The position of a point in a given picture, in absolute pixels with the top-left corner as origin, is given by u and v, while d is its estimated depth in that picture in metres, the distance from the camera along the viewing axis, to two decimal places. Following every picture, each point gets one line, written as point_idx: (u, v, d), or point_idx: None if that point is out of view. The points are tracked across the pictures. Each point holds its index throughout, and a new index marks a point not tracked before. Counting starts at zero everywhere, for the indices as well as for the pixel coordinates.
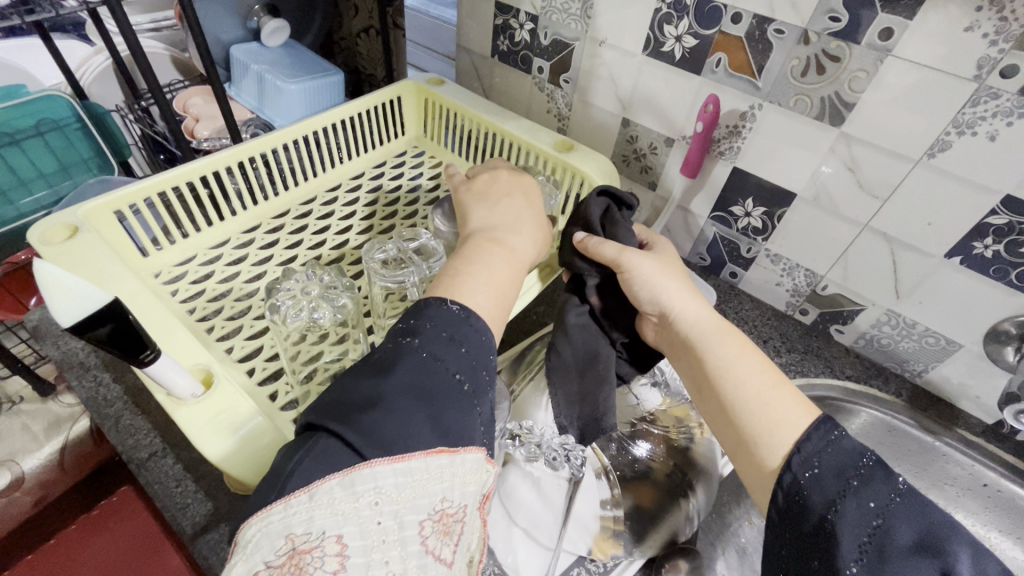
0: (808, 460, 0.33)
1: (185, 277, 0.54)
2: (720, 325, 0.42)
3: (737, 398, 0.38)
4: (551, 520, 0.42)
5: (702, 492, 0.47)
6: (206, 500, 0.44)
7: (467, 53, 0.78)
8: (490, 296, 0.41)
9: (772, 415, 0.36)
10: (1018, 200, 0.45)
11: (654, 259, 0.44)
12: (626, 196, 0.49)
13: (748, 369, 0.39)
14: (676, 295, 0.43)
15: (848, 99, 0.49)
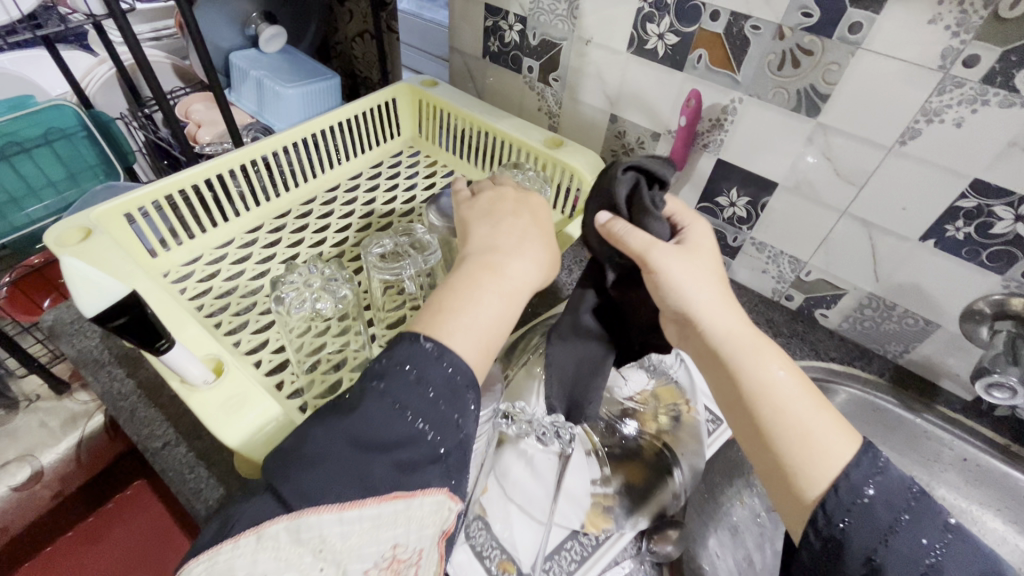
0: (857, 487, 0.34)
1: (193, 276, 0.56)
2: (757, 337, 0.40)
3: (775, 422, 0.37)
4: (544, 492, 0.45)
5: (688, 471, 0.49)
6: (218, 486, 0.46)
7: (460, 55, 0.80)
8: (477, 335, 0.39)
9: (814, 447, 0.36)
10: (985, 183, 0.47)
11: (684, 260, 0.41)
12: (662, 171, 0.43)
13: (787, 392, 0.38)
14: (710, 304, 0.40)
15: (823, 91, 0.52)
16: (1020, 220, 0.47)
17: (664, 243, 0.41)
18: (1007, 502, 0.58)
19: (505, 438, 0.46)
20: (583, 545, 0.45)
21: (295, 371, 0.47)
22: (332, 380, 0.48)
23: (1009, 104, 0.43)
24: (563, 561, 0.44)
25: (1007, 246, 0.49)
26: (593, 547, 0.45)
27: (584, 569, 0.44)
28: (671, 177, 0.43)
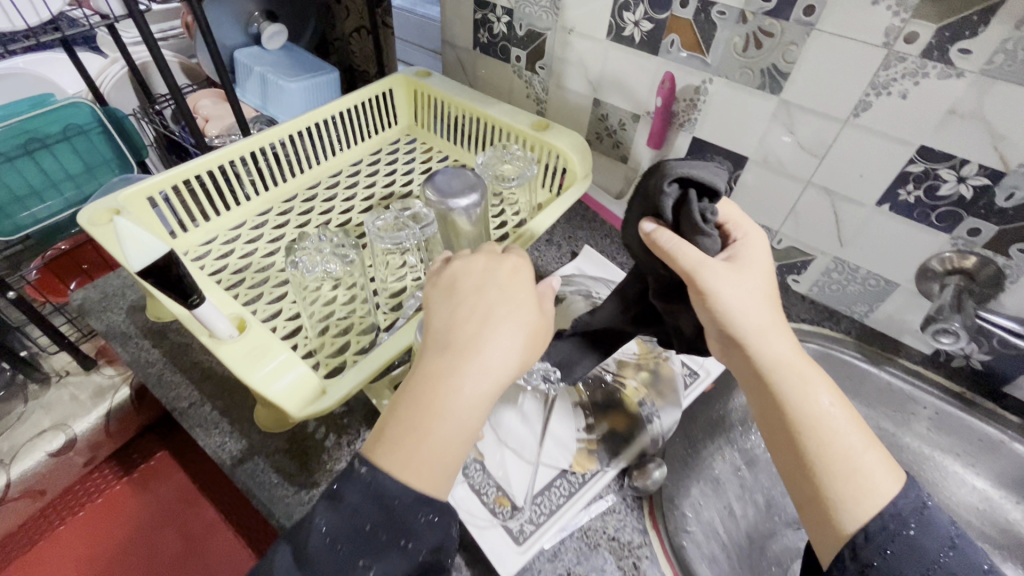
0: (903, 518, 0.34)
1: (210, 255, 0.61)
2: (806, 363, 0.40)
3: (820, 454, 0.36)
4: (532, 436, 0.51)
5: (666, 418, 0.54)
6: (241, 439, 0.52)
7: (452, 48, 0.85)
8: (427, 471, 0.33)
9: (862, 484, 0.35)
10: (930, 149, 0.52)
11: (738, 281, 0.40)
12: (710, 182, 0.40)
13: (835, 424, 0.37)
14: (761, 329, 0.39)
15: (784, 69, 0.56)
16: (962, 181, 0.52)
17: (713, 261, 0.39)
18: (965, 447, 0.63)
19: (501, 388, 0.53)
20: (572, 483, 0.49)
21: (308, 335, 0.53)
22: (340, 342, 0.53)
23: (946, 75, 0.48)
24: (553, 496, 0.48)
25: (952, 206, 0.54)
26: (580, 484, 0.49)
27: (572, 502, 0.48)
28: (724, 191, 0.40)
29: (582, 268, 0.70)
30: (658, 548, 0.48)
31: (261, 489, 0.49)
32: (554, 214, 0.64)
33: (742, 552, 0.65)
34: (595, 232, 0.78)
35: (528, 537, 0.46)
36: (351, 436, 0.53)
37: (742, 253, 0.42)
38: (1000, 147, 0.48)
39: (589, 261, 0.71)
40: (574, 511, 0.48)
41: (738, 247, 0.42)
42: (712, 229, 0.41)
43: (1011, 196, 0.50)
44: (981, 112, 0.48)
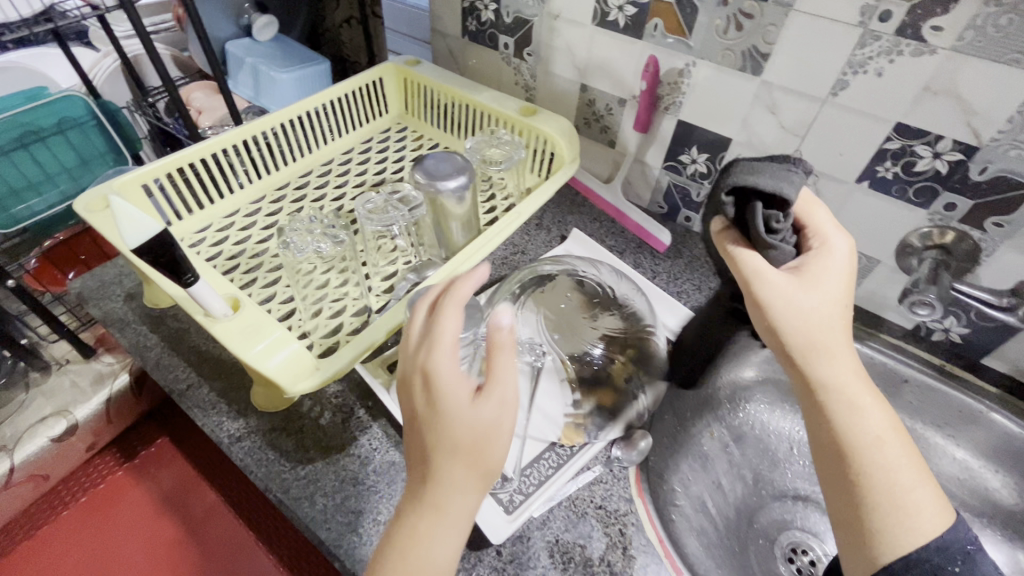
0: (952, 554, 0.34)
1: (205, 241, 0.63)
2: (865, 392, 0.40)
3: (866, 480, 0.37)
4: (519, 409, 0.53)
5: (651, 392, 0.57)
6: (238, 418, 0.53)
7: (442, 37, 0.86)
8: None
9: (906, 518, 0.36)
10: (906, 127, 0.53)
11: (803, 297, 0.40)
12: (775, 188, 0.38)
13: (888, 458, 0.37)
14: (819, 346, 0.40)
15: (764, 50, 0.57)
16: (937, 156, 0.53)
17: (778, 275, 0.41)
18: (945, 419, 0.64)
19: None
20: (560, 456, 0.51)
21: (302, 316, 0.54)
22: (334, 323, 0.54)
23: (919, 53, 0.49)
24: (541, 468, 0.50)
25: (929, 181, 0.55)
26: (568, 456, 0.51)
27: (559, 473, 0.50)
28: (795, 199, 0.39)
29: (572, 250, 0.72)
30: (643, 514, 0.49)
31: (258, 464, 0.50)
32: (543, 197, 0.66)
33: (730, 526, 0.66)
34: (585, 216, 0.79)
35: (517, 505, 0.48)
36: (345, 414, 0.54)
37: (810, 266, 0.42)
38: (973, 123, 0.50)
39: (578, 244, 0.73)
40: (562, 482, 0.50)
41: (811, 257, 0.42)
42: (781, 238, 0.41)
43: (984, 170, 0.52)
44: (955, 88, 0.49)
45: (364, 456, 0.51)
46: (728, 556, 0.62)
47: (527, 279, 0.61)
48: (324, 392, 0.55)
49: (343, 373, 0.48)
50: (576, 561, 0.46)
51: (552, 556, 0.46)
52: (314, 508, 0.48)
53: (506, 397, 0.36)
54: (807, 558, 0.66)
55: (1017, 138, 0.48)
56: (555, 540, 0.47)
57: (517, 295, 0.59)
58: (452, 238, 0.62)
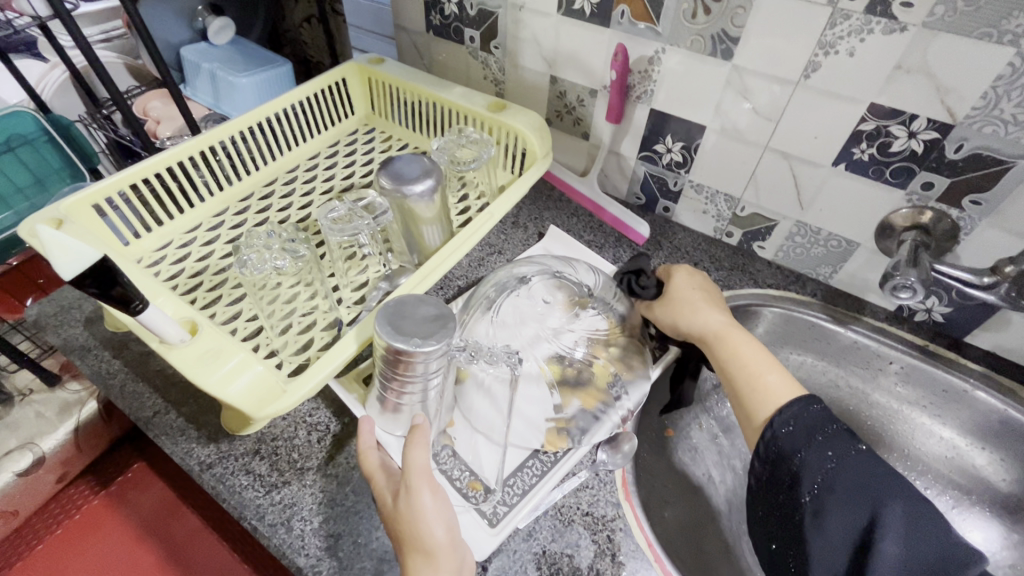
0: (785, 420, 0.45)
1: (166, 260, 0.60)
2: (725, 329, 0.54)
3: (741, 380, 0.50)
4: (500, 417, 0.51)
5: (635, 392, 0.55)
6: (209, 444, 0.51)
7: (406, 33, 0.83)
8: None
9: (761, 391, 0.48)
10: (880, 107, 0.52)
11: (671, 296, 0.59)
12: (631, 264, 0.62)
13: (742, 359, 0.51)
14: (690, 316, 0.56)
15: (733, 34, 0.56)
16: (913, 136, 0.52)
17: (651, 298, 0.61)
18: (932, 399, 0.63)
19: (466, 375, 0.52)
20: (544, 462, 0.50)
21: (269, 335, 0.52)
22: (304, 339, 0.52)
23: (890, 30, 0.48)
24: (525, 476, 0.49)
25: (905, 161, 0.54)
26: (552, 462, 0.50)
27: (544, 481, 0.49)
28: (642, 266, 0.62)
29: (550, 248, 0.71)
30: (631, 518, 0.48)
31: (231, 492, 0.48)
32: (515, 196, 0.64)
33: (724, 520, 0.65)
34: (562, 211, 0.77)
35: (502, 516, 0.47)
36: (321, 432, 0.52)
37: (675, 283, 0.60)
38: (947, 101, 0.49)
39: (558, 242, 0.71)
40: (547, 488, 0.49)
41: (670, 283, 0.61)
42: (648, 283, 0.61)
43: (960, 148, 0.51)
44: (927, 66, 0.48)
45: (343, 477, 0.49)
46: (719, 550, 0.62)
47: (501, 283, 0.57)
48: (297, 411, 0.54)
49: (314, 392, 0.46)
50: (565, 571, 0.45)
51: (540, 567, 0.45)
52: (292, 534, 0.46)
53: (414, 486, 0.40)
54: None
55: (991, 114, 0.48)
56: (542, 551, 0.46)
57: (492, 298, 0.56)
58: (424, 243, 0.60)
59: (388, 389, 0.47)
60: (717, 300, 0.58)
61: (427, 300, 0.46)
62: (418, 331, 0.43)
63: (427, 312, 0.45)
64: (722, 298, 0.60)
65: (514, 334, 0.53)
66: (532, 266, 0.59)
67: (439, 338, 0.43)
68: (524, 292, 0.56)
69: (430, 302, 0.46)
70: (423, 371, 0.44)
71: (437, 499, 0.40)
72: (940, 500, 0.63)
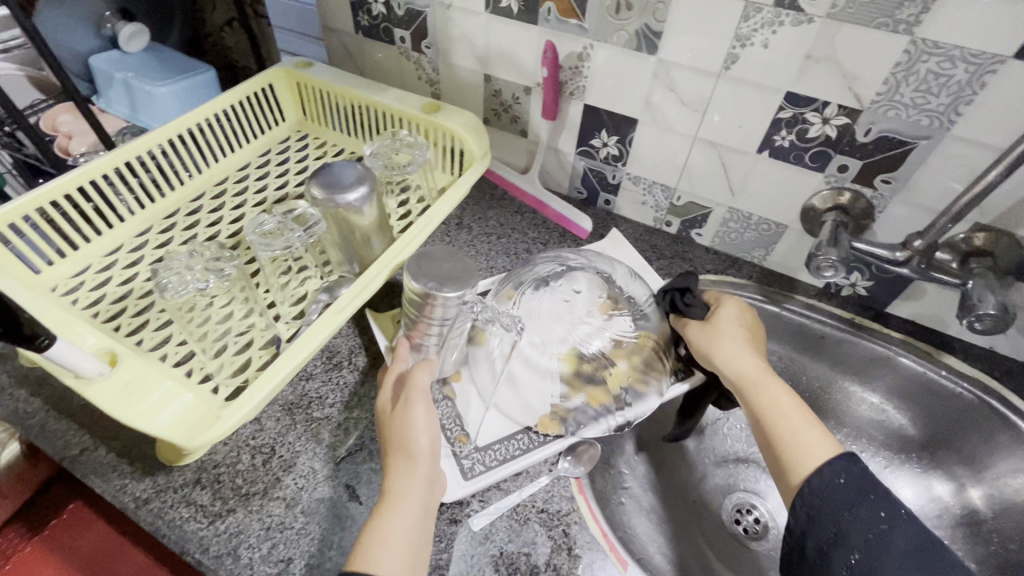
0: (833, 472, 0.42)
1: (84, 286, 0.56)
2: (765, 374, 0.50)
3: (779, 434, 0.46)
4: (497, 378, 0.55)
5: (640, 406, 0.55)
6: (144, 478, 0.48)
7: (334, 34, 0.80)
8: (402, 551, 0.39)
9: (799, 448, 0.45)
10: (795, 95, 0.55)
11: (714, 327, 0.54)
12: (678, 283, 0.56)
13: (782, 412, 0.47)
14: (731, 353, 0.51)
15: (656, 29, 0.57)
16: (826, 122, 0.55)
17: (693, 324, 0.55)
18: (859, 367, 0.67)
19: (487, 338, 0.56)
20: (532, 439, 0.52)
21: (203, 359, 0.50)
22: (240, 360, 0.50)
23: (798, 22, 0.50)
24: (510, 447, 0.52)
25: (821, 146, 0.57)
26: (538, 442, 0.52)
27: (501, 468, 0.50)
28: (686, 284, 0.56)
29: (605, 250, 0.70)
30: (586, 511, 0.49)
31: (172, 526, 0.46)
32: (455, 198, 0.64)
33: (683, 501, 0.66)
34: (505, 209, 0.77)
35: (476, 474, 0.49)
36: (266, 454, 0.51)
37: (721, 314, 0.55)
38: (854, 88, 0.52)
39: (613, 246, 0.71)
40: (527, 463, 0.51)
41: (714, 310, 0.56)
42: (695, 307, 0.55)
43: (869, 132, 0.54)
44: (834, 55, 0.51)
45: (290, 498, 0.48)
46: (677, 532, 0.63)
47: (542, 273, 0.60)
48: (240, 434, 0.52)
49: (253, 414, 0.45)
50: (523, 570, 0.45)
51: (497, 569, 0.45)
52: (239, 563, 0.44)
53: (413, 397, 0.46)
54: (751, 517, 0.67)
55: (894, 99, 0.51)
56: (499, 553, 0.46)
57: (532, 281, 0.59)
58: (365, 251, 0.58)
59: (410, 331, 0.52)
60: (758, 340, 0.54)
61: (455, 255, 0.48)
62: (446, 279, 0.45)
63: (453, 263, 0.47)
64: (765, 338, 0.56)
65: (540, 318, 0.56)
66: (578, 258, 0.62)
67: (459, 286, 0.45)
68: (562, 283, 0.58)
69: (459, 256, 0.48)
70: (443, 316, 0.47)
71: (429, 416, 0.45)
72: (873, 461, 0.67)
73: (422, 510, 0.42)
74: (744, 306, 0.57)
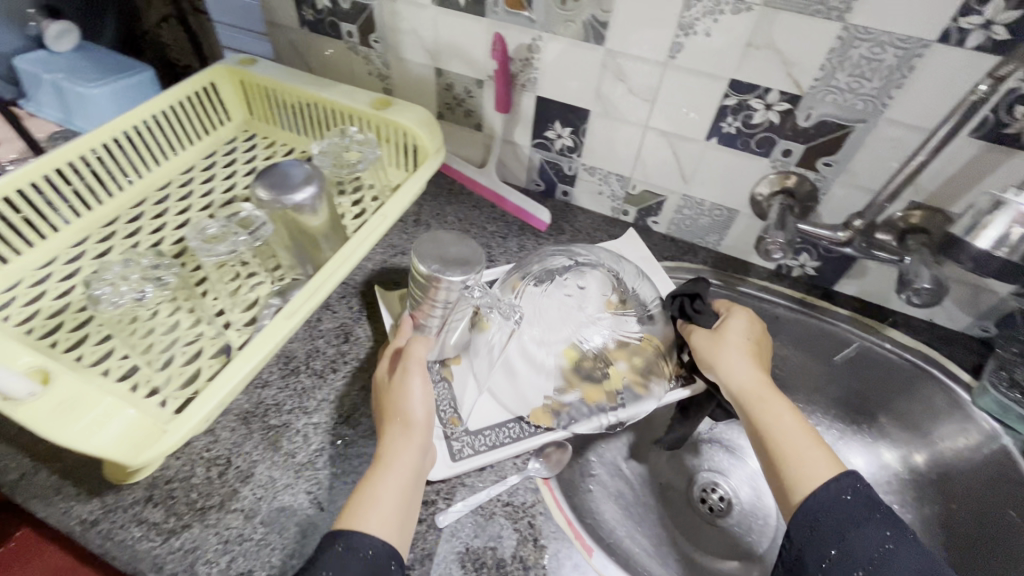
0: (839, 489, 0.43)
1: (16, 301, 0.53)
2: (770, 391, 0.50)
3: (780, 452, 0.47)
4: (498, 367, 0.55)
5: (633, 408, 0.55)
6: (90, 499, 0.46)
7: (279, 29, 0.78)
8: (389, 512, 0.41)
9: (800, 467, 0.45)
10: (739, 82, 0.56)
11: (721, 338, 0.53)
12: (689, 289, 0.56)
13: (784, 431, 0.48)
14: (736, 365, 0.51)
15: (603, 20, 0.57)
16: (769, 108, 0.57)
17: (699, 331, 0.55)
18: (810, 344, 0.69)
19: (487, 326, 0.56)
20: (524, 428, 0.54)
21: (150, 372, 0.48)
22: (189, 371, 0.49)
23: (738, 11, 0.51)
24: (500, 434, 0.53)
25: (765, 132, 0.58)
26: (530, 432, 0.54)
27: (491, 453, 0.52)
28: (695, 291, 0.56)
29: (622, 249, 0.70)
30: (550, 501, 0.50)
31: (122, 547, 0.44)
32: (409, 194, 0.63)
33: (650, 483, 0.68)
34: (464, 204, 0.77)
35: (464, 456, 0.51)
36: (221, 466, 0.49)
37: (728, 325, 0.54)
38: (793, 74, 0.53)
39: (631, 245, 0.71)
40: (516, 450, 0.52)
41: (721, 320, 0.55)
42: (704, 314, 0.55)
43: (810, 116, 0.56)
44: (773, 42, 0.52)
45: (249, 509, 0.47)
46: (645, 514, 0.64)
47: (551, 265, 0.59)
48: (194, 446, 0.50)
49: (200, 426, 0.44)
50: (488, 565, 0.45)
51: (463, 566, 0.45)
52: None
53: (410, 367, 0.47)
54: (716, 495, 0.68)
55: (830, 84, 0.53)
56: (465, 549, 0.46)
57: (542, 275, 0.58)
58: (318, 253, 0.57)
59: (415, 313, 0.54)
60: (761, 354, 0.54)
61: (462, 243, 0.53)
62: (452, 264, 0.50)
63: (460, 251, 0.52)
64: (770, 355, 0.56)
65: (542, 314, 0.56)
66: (590, 254, 0.61)
67: (463, 270, 0.50)
68: (569, 278, 0.58)
69: (465, 244, 0.53)
70: (446, 298, 0.51)
71: (425, 387, 0.47)
72: (828, 433, 0.69)
73: (413, 476, 0.44)
74: (752, 316, 0.56)
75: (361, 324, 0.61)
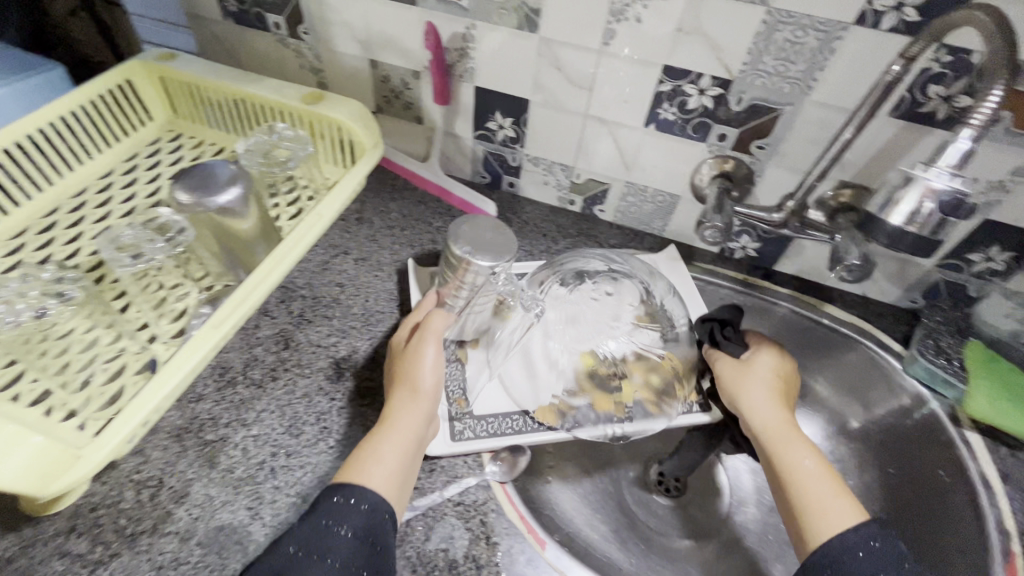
0: (869, 536, 0.42)
1: None
2: (794, 432, 0.50)
3: (799, 495, 0.46)
4: (517, 355, 0.57)
5: (642, 423, 0.56)
6: (4, 535, 0.43)
7: (201, 21, 0.74)
8: (389, 471, 0.43)
9: (819, 511, 0.45)
10: (673, 68, 0.56)
11: (745, 370, 0.54)
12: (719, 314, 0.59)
13: (806, 474, 0.47)
14: (760, 402, 0.52)
15: (535, 7, 0.56)
16: (702, 93, 0.57)
17: (722, 360, 0.56)
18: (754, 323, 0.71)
19: (510, 316, 0.57)
20: (527, 422, 0.54)
21: (65, 395, 0.44)
22: (110, 390, 0.45)
23: None
24: (502, 424, 0.54)
25: (701, 117, 0.59)
26: (534, 426, 0.54)
27: (492, 439, 0.52)
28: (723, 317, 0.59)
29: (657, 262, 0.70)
30: (502, 498, 0.49)
31: None
32: (347, 190, 0.60)
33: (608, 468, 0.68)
34: (408, 200, 0.75)
35: (464, 438, 0.52)
36: (153, 488, 0.46)
37: (753, 358, 0.55)
38: (723, 59, 0.54)
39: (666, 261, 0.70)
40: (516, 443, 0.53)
41: (747, 352, 0.56)
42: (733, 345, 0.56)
43: (741, 100, 0.57)
44: (702, 27, 0.52)
45: (184, 531, 0.44)
46: (604, 500, 0.65)
47: (586, 268, 0.61)
48: (121, 469, 0.47)
49: (119, 449, 0.41)
50: (440, 567, 0.44)
51: (414, 570, 0.44)
52: None
53: (426, 336, 0.51)
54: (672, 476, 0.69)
55: (758, 68, 0.53)
56: (416, 554, 0.45)
57: (578, 276, 0.61)
58: (250, 257, 0.55)
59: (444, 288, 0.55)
60: (787, 393, 0.54)
61: (501, 231, 0.53)
62: (485, 249, 0.51)
63: (495, 238, 0.52)
64: (796, 395, 0.55)
65: (569, 319, 0.58)
66: (625, 263, 0.63)
67: (494, 256, 0.50)
68: (601, 283, 0.60)
69: (502, 233, 0.53)
70: (473, 282, 0.52)
71: (439, 356, 0.50)
72: None
73: (416, 442, 0.46)
74: (781, 353, 0.57)
75: (303, 329, 0.59)
